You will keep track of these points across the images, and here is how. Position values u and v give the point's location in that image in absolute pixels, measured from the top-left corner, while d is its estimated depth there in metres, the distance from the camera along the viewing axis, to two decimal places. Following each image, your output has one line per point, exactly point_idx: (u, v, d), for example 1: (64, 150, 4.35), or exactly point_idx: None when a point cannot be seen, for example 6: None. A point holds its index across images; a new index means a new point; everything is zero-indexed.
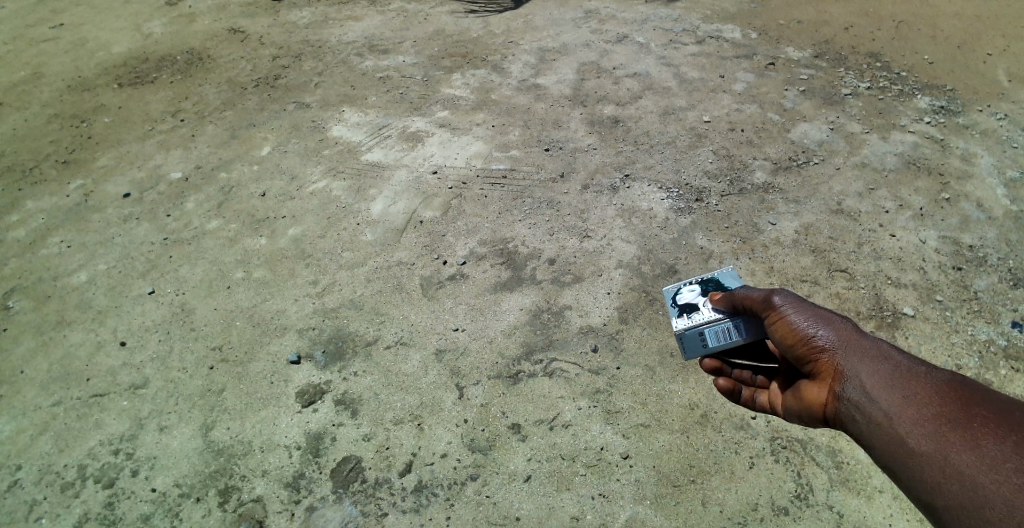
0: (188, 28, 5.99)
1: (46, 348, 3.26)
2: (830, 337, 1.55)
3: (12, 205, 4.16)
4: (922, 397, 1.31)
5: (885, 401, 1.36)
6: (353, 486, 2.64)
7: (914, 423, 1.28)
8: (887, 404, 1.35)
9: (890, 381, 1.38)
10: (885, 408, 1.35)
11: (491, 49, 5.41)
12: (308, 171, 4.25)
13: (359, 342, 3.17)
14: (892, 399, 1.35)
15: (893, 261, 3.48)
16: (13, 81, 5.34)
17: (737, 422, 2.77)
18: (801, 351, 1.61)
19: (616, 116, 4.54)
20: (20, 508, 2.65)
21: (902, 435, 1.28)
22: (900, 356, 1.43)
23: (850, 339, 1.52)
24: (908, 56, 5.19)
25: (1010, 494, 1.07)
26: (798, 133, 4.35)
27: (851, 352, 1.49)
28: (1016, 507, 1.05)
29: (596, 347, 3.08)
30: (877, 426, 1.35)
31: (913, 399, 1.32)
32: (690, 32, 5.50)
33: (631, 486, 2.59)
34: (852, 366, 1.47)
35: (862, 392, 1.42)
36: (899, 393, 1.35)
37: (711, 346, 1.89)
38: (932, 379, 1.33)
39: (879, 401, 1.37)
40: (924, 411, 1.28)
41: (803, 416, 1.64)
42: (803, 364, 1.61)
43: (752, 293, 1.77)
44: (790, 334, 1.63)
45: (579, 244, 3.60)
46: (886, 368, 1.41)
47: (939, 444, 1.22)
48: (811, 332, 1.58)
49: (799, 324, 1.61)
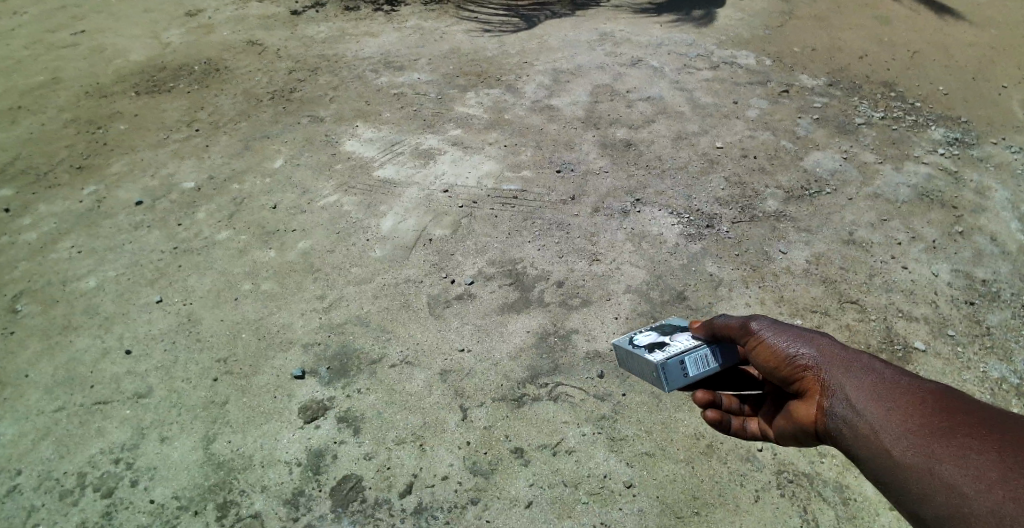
0: (207, 39, 6.07)
1: (52, 353, 3.26)
2: (812, 352, 1.50)
3: (26, 208, 4.20)
4: (907, 407, 1.26)
5: (870, 412, 1.30)
6: (352, 505, 2.61)
7: (899, 435, 1.22)
8: (872, 416, 1.29)
9: (875, 391, 1.33)
10: (871, 421, 1.29)
11: (505, 68, 5.45)
12: (320, 184, 4.27)
13: (364, 360, 3.16)
14: (877, 409, 1.29)
15: (904, 294, 3.44)
16: (33, 85, 5.41)
17: (743, 454, 2.73)
18: (784, 371, 1.54)
19: (628, 139, 4.54)
20: (17, 514, 2.63)
21: (887, 447, 1.23)
22: (883, 368, 1.38)
23: (832, 354, 1.47)
24: (922, 87, 5.18)
25: (997, 504, 1.01)
26: (811, 162, 4.34)
27: (834, 365, 1.44)
28: (1002, 518, 1.00)
29: (602, 372, 3.05)
30: (863, 439, 1.29)
31: (899, 410, 1.26)
32: (703, 57, 5.52)
33: (634, 515, 2.55)
34: (836, 379, 1.41)
35: (847, 404, 1.35)
36: (885, 404, 1.29)
37: (691, 375, 1.79)
38: (918, 391, 1.28)
39: (863, 412, 1.31)
40: (909, 422, 1.23)
41: (792, 438, 1.55)
42: (787, 384, 1.54)
43: (730, 320, 1.74)
44: (771, 355, 1.57)
45: (588, 267, 3.59)
46: (870, 380, 1.36)
47: (926, 452, 1.17)
48: (793, 351, 1.53)
49: (780, 344, 1.56)
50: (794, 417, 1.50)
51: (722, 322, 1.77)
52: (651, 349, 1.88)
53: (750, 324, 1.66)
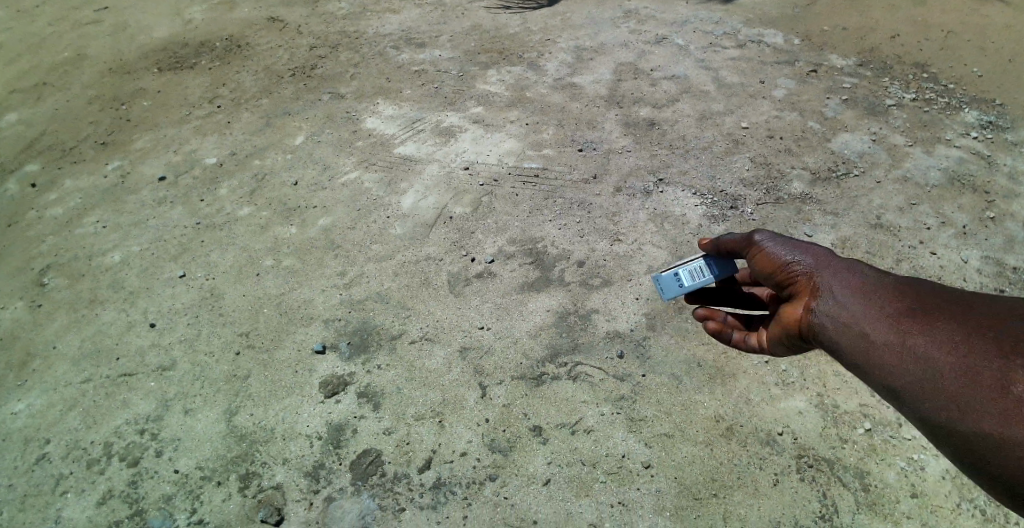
0: (228, 15, 6.07)
1: (79, 325, 3.32)
2: (808, 258, 1.61)
3: (52, 183, 4.26)
4: (893, 298, 1.39)
5: (854, 303, 1.43)
6: (371, 479, 2.65)
7: (879, 318, 1.37)
8: (861, 311, 1.40)
9: (862, 289, 1.44)
10: (853, 310, 1.42)
11: (527, 46, 5.37)
12: (341, 161, 4.27)
13: (384, 336, 3.18)
14: (868, 304, 1.41)
15: (932, 280, 3.37)
16: (59, 61, 5.47)
17: (762, 437, 2.71)
18: (778, 276, 1.66)
19: (651, 118, 4.47)
20: (47, 481, 2.71)
21: (868, 330, 1.36)
22: (872, 270, 1.50)
23: (826, 258, 1.58)
24: (956, 68, 5.02)
25: (965, 369, 1.18)
26: (839, 143, 4.23)
27: (828, 269, 1.55)
28: (973, 376, 1.17)
29: (622, 352, 3.04)
30: (844, 327, 1.42)
31: (887, 306, 1.38)
32: (730, 36, 5.40)
33: (651, 496, 2.55)
34: (829, 282, 1.52)
35: (839, 300, 1.46)
36: (874, 300, 1.41)
37: (686, 286, 2.08)
38: (903, 288, 1.40)
39: (853, 307, 1.43)
40: (892, 308, 1.37)
41: (779, 341, 1.70)
42: (780, 287, 1.66)
43: (736, 236, 1.88)
44: (768, 263, 1.69)
45: (609, 247, 3.56)
46: (861, 281, 1.47)
47: (901, 331, 1.32)
48: (789, 260, 1.64)
49: (778, 253, 1.67)
50: (783, 318, 1.63)
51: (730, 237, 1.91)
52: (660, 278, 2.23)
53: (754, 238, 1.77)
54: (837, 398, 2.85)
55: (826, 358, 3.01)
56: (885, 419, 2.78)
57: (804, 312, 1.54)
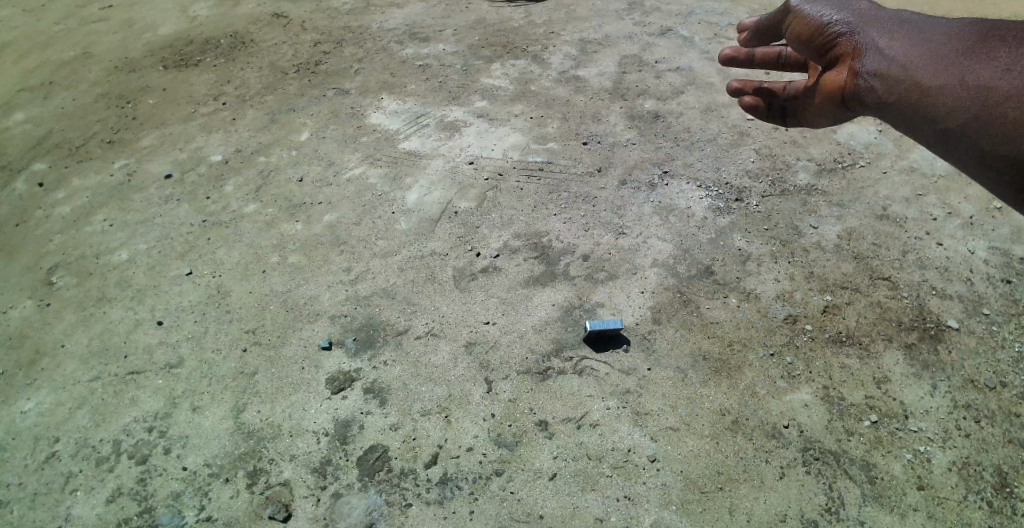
0: (233, 11, 6.07)
1: (87, 324, 3.35)
2: (843, 13, 1.77)
3: (60, 182, 4.29)
4: (942, 45, 1.53)
5: (900, 52, 1.59)
6: (378, 475, 2.66)
7: (930, 63, 1.51)
8: (913, 57, 1.56)
9: (898, 36, 1.64)
10: (901, 61, 1.58)
11: (532, 39, 5.34)
12: (345, 157, 4.27)
13: (390, 331, 3.19)
14: (918, 52, 1.56)
15: (939, 272, 3.33)
16: (65, 60, 5.49)
17: (768, 431, 2.71)
18: (816, 35, 1.80)
19: (656, 111, 4.44)
20: (57, 479, 2.73)
21: (920, 79, 1.51)
22: (910, 22, 1.69)
23: (862, 10, 1.75)
24: None
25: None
26: (845, 134, 4.19)
27: (860, 19, 1.72)
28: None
29: (628, 346, 3.03)
30: (889, 78, 1.58)
31: (939, 46, 1.53)
32: (736, 26, 5.35)
33: (657, 490, 2.54)
34: (874, 32, 1.68)
35: (891, 57, 1.60)
36: (923, 47, 1.56)
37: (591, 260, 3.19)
38: (964, 31, 1.52)
39: (906, 56, 1.57)
40: (936, 52, 1.52)
41: (831, 112, 1.82)
42: (822, 53, 1.80)
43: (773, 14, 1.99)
44: (806, 25, 1.83)
45: (614, 240, 3.55)
46: (901, 33, 1.64)
47: (953, 68, 1.46)
48: (827, 19, 1.78)
49: (815, 13, 1.81)
50: (826, 87, 1.78)
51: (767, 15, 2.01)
52: None
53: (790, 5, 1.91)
54: (843, 390, 2.84)
55: (832, 350, 3.00)
56: (892, 412, 2.76)
57: (850, 74, 1.69)
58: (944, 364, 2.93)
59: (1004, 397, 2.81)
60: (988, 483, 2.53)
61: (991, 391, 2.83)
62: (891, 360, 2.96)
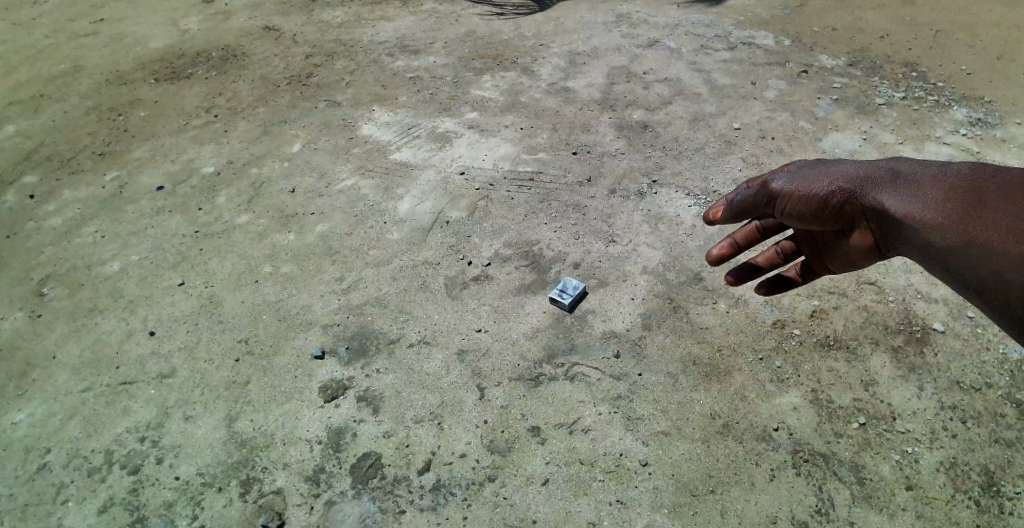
0: (225, 25, 6.11)
1: (79, 334, 3.35)
2: (833, 176, 1.60)
3: (51, 194, 4.29)
4: (951, 194, 1.38)
5: (909, 207, 1.43)
6: (371, 482, 2.66)
7: (939, 219, 1.36)
8: (929, 207, 1.39)
9: (904, 190, 1.47)
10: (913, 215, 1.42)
11: (522, 51, 5.42)
12: (337, 168, 4.30)
13: (382, 340, 3.20)
14: (932, 201, 1.40)
15: (924, 275, 3.39)
16: (56, 73, 5.50)
17: (759, 434, 2.74)
18: (820, 212, 1.62)
19: (645, 121, 4.51)
20: (48, 490, 2.72)
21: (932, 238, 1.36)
22: (909, 168, 1.53)
23: (849, 168, 1.60)
24: (945, 66, 5.07)
25: None
26: (830, 142, 4.28)
27: (856, 177, 1.56)
28: None
29: (619, 352, 3.06)
30: (909, 236, 1.42)
31: (949, 193, 1.38)
32: (721, 38, 5.45)
33: (649, 493, 2.56)
34: (878, 188, 1.51)
35: (904, 211, 1.44)
36: (934, 196, 1.41)
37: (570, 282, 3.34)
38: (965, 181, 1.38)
39: (921, 207, 1.41)
40: (944, 205, 1.37)
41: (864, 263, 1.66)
42: (835, 223, 1.62)
43: (750, 195, 1.73)
44: (803, 202, 1.63)
45: (605, 248, 3.59)
46: (901, 182, 1.49)
47: (964, 228, 1.31)
48: (823, 193, 1.60)
49: (807, 191, 1.62)
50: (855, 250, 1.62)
51: (740, 197, 1.75)
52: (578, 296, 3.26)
53: (766, 183, 1.70)
54: (832, 393, 2.89)
55: (820, 354, 3.04)
56: (879, 413, 2.81)
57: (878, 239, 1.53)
58: (930, 366, 2.98)
59: (989, 398, 2.86)
60: (975, 482, 2.57)
61: (977, 392, 2.88)
62: (878, 363, 3.00)
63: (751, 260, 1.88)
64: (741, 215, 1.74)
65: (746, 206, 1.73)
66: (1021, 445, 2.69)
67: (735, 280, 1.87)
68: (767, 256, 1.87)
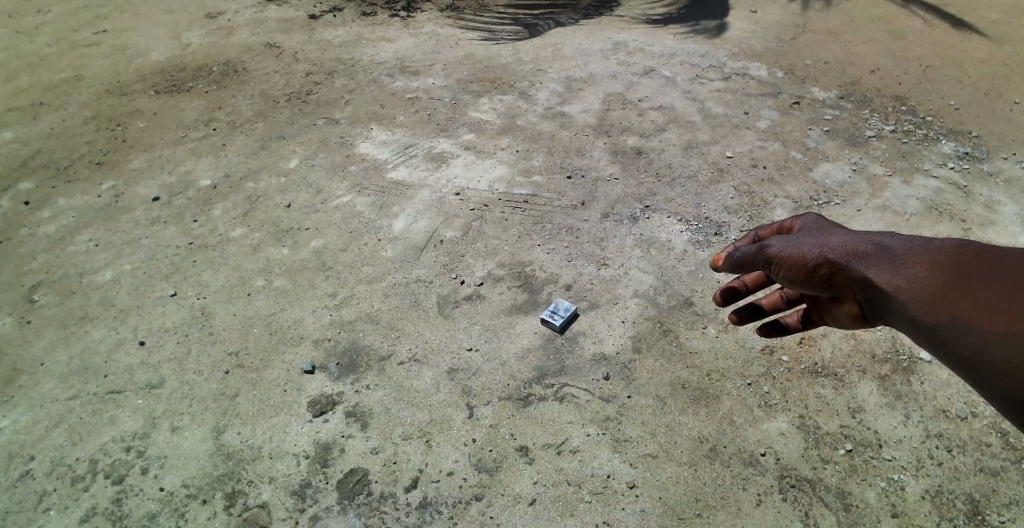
0: (227, 40, 6.19)
1: (67, 342, 3.33)
2: (824, 245, 1.59)
3: (46, 202, 4.29)
4: (935, 272, 1.37)
5: (895, 279, 1.42)
6: (358, 498, 2.65)
7: (923, 295, 1.35)
8: (914, 283, 1.38)
9: (892, 263, 1.46)
10: (897, 289, 1.41)
11: (519, 76, 5.51)
12: (334, 185, 4.34)
13: (373, 356, 3.21)
14: (917, 277, 1.39)
15: None
16: (56, 82, 5.54)
17: (746, 458, 2.76)
18: (812, 277, 1.60)
19: (639, 147, 4.60)
20: (29, 498, 2.69)
21: (916, 313, 1.35)
22: (898, 240, 1.51)
23: (838, 238, 1.59)
24: (934, 102, 5.20)
25: None
26: (820, 173, 4.37)
27: (843, 249, 1.55)
28: None
29: (608, 374, 3.08)
30: (893, 308, 1.41)
31: (933, 269, 1.38)
32: (715, 68, 5.58)
33: (636, 515, 2.57)
34: (863, 261, 1.51)
35: (891, 284, 1.42)
36: (918, 272, 1.40)
37: (560, 306, 3.37)
38: (952, 260, 1.38)
39: (907, 280, 1.40)
40: (928, 283, 1.36)
41: (854, 325, 1.65)
42: (825, 289, 1.61)
43: (748, 251, 1.69)
44: (794, 267, 1.62)
45: (597, 271, 3.63)
46: (885, 255, 1.48)
47: (946, 305, 1.30)
48: (814, 260, 1.59)
49: (800, 255, 1.61)
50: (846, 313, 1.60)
51: (739, 251, 1.70)
52: (563, 316, 3.30)
53: (763, 244, 1.69)
54: (818, 419, 2.91)
55: (807, 380, 3.07)
56: (866, 441, 2.83)
57: (863, 306, 1.53)
58: (916, 395, 3.02)
59: (975, 427, 2.90)
60: (960, 511, 2.60)
61: (962, 421, 2.92)
62: (865, 391, 3.04)
63: (755, 301, 1.95)
64: (741, 268, 1.70)
65: (746, 261, 1.69)
66: (1004, 475, 2.73)
67: (741, 317, 1.90)
68: (771, 299, 1.93)
